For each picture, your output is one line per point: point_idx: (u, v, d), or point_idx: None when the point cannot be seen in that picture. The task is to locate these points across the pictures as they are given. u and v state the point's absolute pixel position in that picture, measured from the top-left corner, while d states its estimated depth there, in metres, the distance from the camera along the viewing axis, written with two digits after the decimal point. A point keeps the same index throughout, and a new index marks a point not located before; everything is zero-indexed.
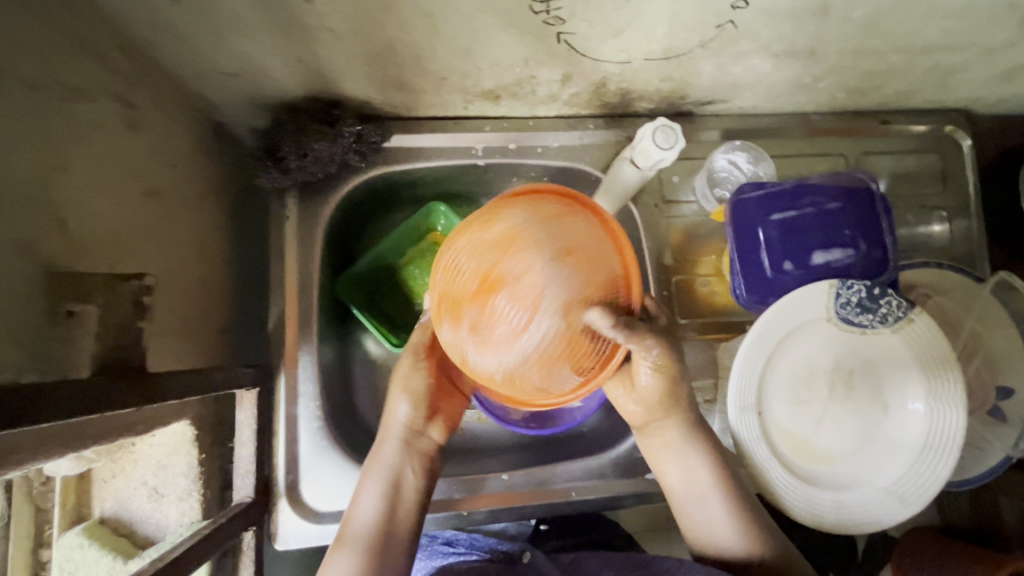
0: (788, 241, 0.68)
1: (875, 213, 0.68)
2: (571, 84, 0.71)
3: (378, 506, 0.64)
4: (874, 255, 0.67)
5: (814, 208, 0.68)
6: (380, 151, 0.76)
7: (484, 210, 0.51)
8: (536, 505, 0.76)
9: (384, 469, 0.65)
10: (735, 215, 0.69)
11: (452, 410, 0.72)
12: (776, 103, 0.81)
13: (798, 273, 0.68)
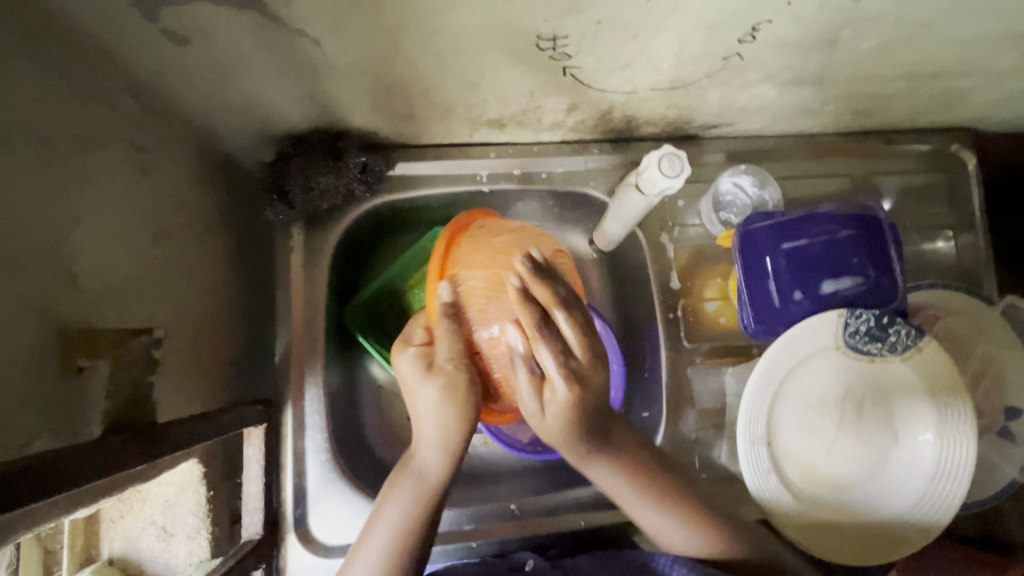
0: (796, 270, 0.68)
1: (883, 240, 0.68)
2: (577, 112, 0.71)
3: (400, 527, 0.57)
4: (883, 282, 0.67)
5: (824, 235, 0.68)
6: (385, 179, 0.77)
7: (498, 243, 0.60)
8: (545, 535, 0.76)
9: (405, 488, 0.58)
10: (743, 243, 0.69)
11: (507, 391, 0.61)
12: (782, 126, 0.81)
13: (807, 302, 0.68)
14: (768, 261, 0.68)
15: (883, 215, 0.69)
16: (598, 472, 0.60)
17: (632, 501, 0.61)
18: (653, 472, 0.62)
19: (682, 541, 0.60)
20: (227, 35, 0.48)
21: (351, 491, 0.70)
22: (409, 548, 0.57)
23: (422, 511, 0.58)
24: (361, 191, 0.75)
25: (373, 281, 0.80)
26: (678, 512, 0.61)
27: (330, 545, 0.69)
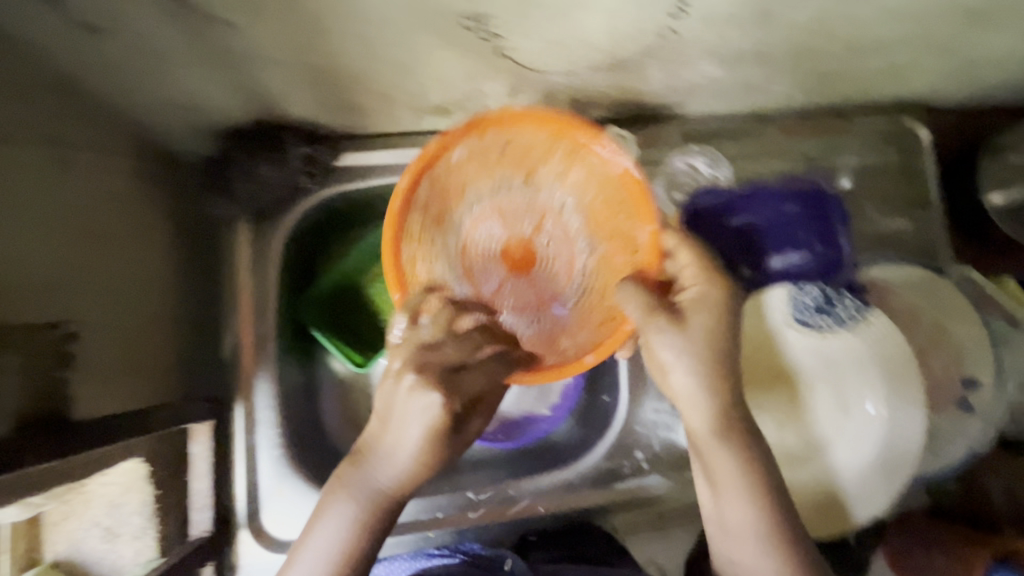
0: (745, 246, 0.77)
1: (828, 217, 0.78)
2: (521, 95, 0.70)
3: (340, 547, 0.56)
4: (829, 255, 0.76)
5: (770, 214, 0.78)
6: (333, 170, 0.75)
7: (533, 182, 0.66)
8: (501, 523, 0.75)
9: (362, 492, 0.56)
10: None
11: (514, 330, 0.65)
12: (734, 104, 0.80)
13: (754, 274, 0.77)
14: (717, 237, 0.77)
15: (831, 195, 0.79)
16: (721, 457, 0.57)
17: (711, 452, 0.58)
18: (775, 476, 0.57)
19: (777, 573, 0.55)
20: (137, 19, 0.48)
21: (305, 484, 0.69)
22: (354, 557, 0.56)
23: (366, 529, 0.56)
24: (306, 182, 0.75)
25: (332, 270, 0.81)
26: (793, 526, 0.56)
27: (282, 540, 0.67)
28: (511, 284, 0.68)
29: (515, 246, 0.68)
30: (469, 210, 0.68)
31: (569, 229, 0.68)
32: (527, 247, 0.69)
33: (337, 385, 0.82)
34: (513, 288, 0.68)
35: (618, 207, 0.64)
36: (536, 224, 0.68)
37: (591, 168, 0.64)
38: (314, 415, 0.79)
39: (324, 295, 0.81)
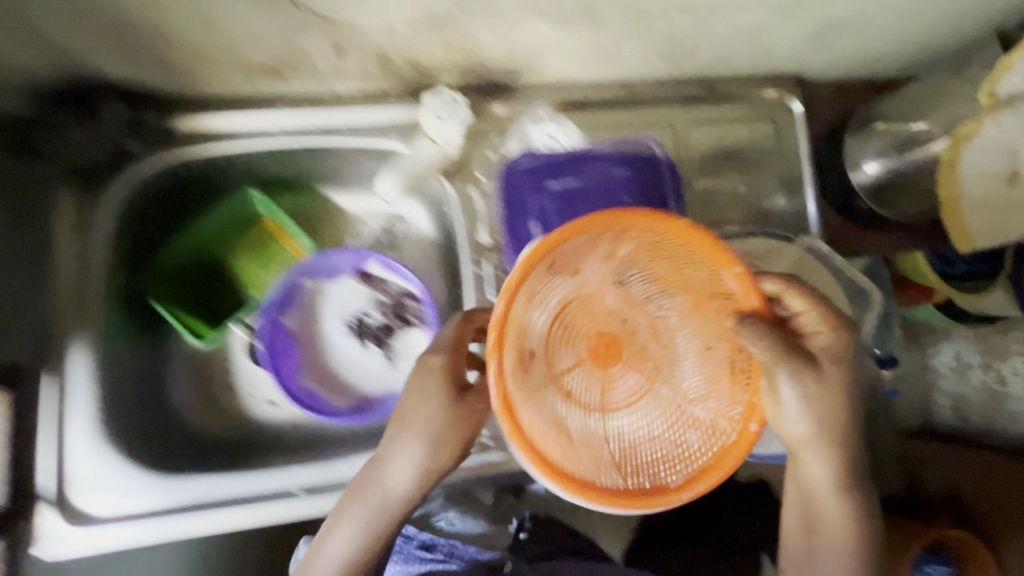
0: (565, 210, 0.77)
1: (657, 180, 0.77)
2: (350, 56, 0.68)
3: (354, 551, 0.65)
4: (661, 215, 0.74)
5: (596, 178, 0.78)
6: (165, 137, 0.74)
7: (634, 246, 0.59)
8: (324, 506, 0.69)
9: (375, 501, 0.65)
10: (505, 179, 0.77)
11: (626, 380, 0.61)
12: (591, 73, 0.78)
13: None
14: (537, 201, 0.77)
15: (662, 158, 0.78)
16: (830, 500, 0.66)
17: (825, 489, 0.65)
18: (852, 478, 0.65)
19: (831, 513, 0.67)
20: None
21: (117, 459, 0.68)
22: (354, 562, 0.65)
23: (370, 538, 0.65)
24: (134, 147, 0.73)
25: (179, 239, 0.80)
26: (840, 501, 0.66)
27: (91, 518, 0.66)
28: (605, 375, 0.61)
29: (602, 335, 0.61)
30: (560, 283, 0.60)
31: (633, 315, 0.62)
32: (627, 323, 0.62)
33: (182, 360, 0.82)
34: (614, 373, 0.61)
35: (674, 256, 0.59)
36: (604, 315, 0.62)
37: (639, 279, 0.61)
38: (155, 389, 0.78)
39: (174, 268, 0.80)
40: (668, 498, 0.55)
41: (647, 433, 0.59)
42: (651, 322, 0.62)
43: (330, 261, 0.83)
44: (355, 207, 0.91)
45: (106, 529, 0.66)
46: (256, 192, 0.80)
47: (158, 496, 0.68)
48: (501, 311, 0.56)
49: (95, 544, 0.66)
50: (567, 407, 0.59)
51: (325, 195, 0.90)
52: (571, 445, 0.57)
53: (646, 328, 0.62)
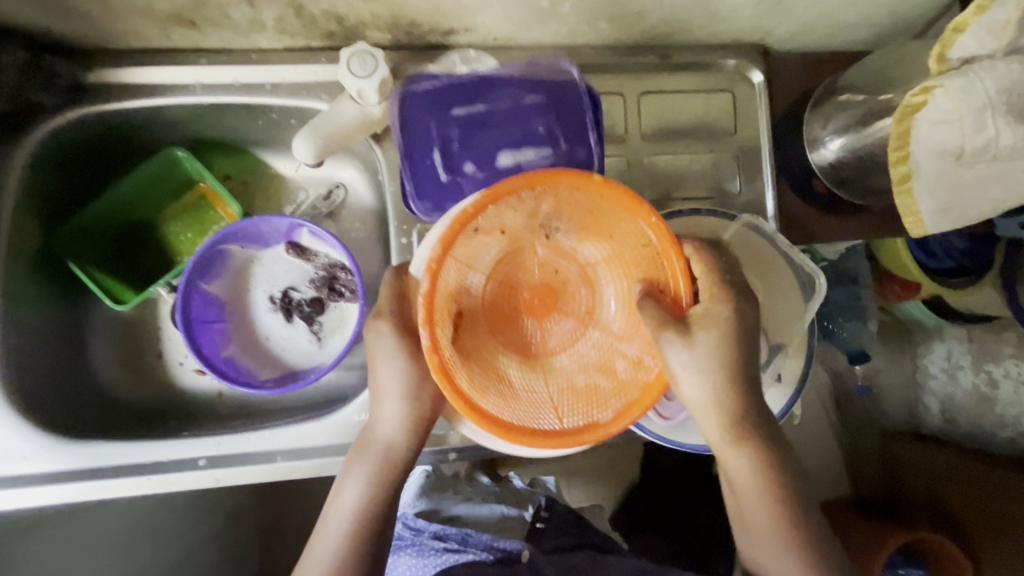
0: (470, 140, 0.65)
1: (575, 105, 0.64)
2: (264, 6, 0.64)
3: (362, 504, 0.62)
4: (571, 152, 0.64)
5: (508, 103, 0.65)
6: (79, 89, 0.70)
7: (551, 203, 0.58)
8: (235, 475, 0.67)
9: (372, 454, 0.63)
10: (407, 108, 0.66)
11: (558, 338, 0.62)
12: (533, 34, 0.73)
13: (480, 175, 0.65)
14: (436, 128, 0.65)
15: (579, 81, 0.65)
16: (735, 461, 0.60)
17: (724, 453, 0.61)
18: (759, 442, 0.60)
19: (746, 478, 0.60)
20: None
21: (21, 421, 0.65)
22: (371, 517, 0.62)
23: (381, 490, 0.62)
24: (43, 98, 0.67)
25: (104, 197, 0.77)
26: (754, 463, 0.60)
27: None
28: (540, 322, 0.63)
29: (534, 287, 0.63)
30: (480, 236, 0.58)
31: (563, 265, 0.63)
32: (560, 273, 0.63)
33: (108, 322, 0.81)
34: (550, 323, 0.63)
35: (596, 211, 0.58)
36: (536, 266, 0.63)
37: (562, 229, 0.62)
38: (75, 349, 0.77)
39: (94, 228, 0.78)
40: (589, 435, 0.54)
41: (581, 374, 0.59)
42: (583, 270, 0.63)
43: (264, 224, 0.78)
44: (297, 174, 0.89)
45: (10, 490, 0.64)
46: (179, 150, 0.78)
47: (59, 461, 0.66)
48: (424, 291, 0.54)
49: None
50: (500, 358, 0.60)
51: (263, 159, 0.87)
52: (507, 389, 0.58)
53: (578, 277, 0.63)
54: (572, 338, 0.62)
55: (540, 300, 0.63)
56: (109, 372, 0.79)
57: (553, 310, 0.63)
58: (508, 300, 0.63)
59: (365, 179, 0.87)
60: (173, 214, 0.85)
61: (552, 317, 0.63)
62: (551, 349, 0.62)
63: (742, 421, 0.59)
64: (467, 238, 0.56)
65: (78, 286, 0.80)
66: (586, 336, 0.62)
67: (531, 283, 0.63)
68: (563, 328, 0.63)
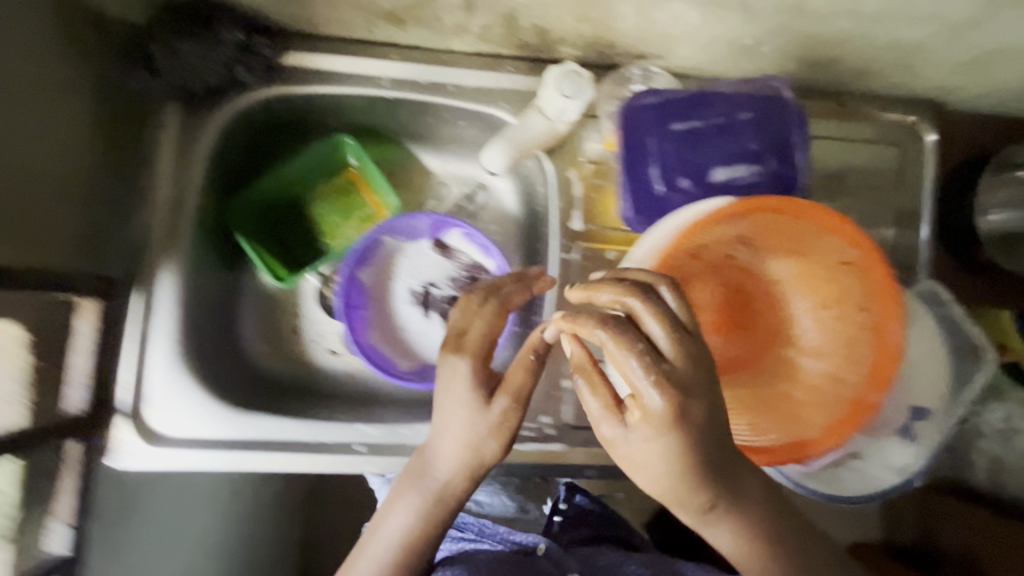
0: (687, 154, 0.59)
1: (784, 122, 0.60)
2: (479, 13, 0.65)
3: (412, 533, 0.56)
4: (781, 172, 0.60)
5: (721, 116, 0.60)
6: (274, 68, 0.71)
7: (752, 221, 0.57)
8: (392, 463, 0.70)
9: (424, 486, 0.57)
10: (627, 120, 0.58)
11: (741, 355, 0.61)
12: (721, 69, 0.73)
13: (696, 191, 0.60)
14: (655, 144, 0.59)
15: (788, 96, 0.60)
16: (714, 533, 0.47)
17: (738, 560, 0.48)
18: (772, 543, 0.47)
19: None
20: None
21: (196, 385, 0.68)
22: (419, 548, 0.57)
23: (433, 522, 0.56)
24: (244, 75, 0.69)
25: (272, 174, 0.79)
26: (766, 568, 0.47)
27: (165, 436, 0.66)
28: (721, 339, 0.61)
29: (717, 306, 0.62)
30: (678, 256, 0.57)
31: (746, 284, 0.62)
32: (745, 292, 0.62)
33: (261, 296, 0.82)
34: (732, 340, 0.61)
35: (796, 230, 0.58)
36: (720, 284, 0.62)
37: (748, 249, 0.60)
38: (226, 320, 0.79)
39: (257, 202, 0.80)
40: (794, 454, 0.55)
41: (766, 386, 0.59)
42: (769, 289, 0.62)
43: (411, 222, 0.82)
44: (439, 169, 0.88)
45: (179, 450, 0.66)
46: (349, 138, 0.78)
47: (222, 427, 0.68)
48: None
49: (163, 463, 0.66)
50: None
51: (413, 152, 0.87)
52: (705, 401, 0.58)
53: (762, 295, 0.62)
54: (758, 359, 0.61)
55: (721, 318, 0.61)
56: (255, 346, 0.80)
57: (734, 328, 0.62)
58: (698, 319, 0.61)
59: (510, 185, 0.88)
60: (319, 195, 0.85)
61: (737, 340, 0.61)
62: (738, 367, 0.60)
63: (741, 517, 0.46)
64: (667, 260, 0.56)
65: (232, 260, 0.80)
66: (776, 356, 0.60)
67: (714, 300, 0.62)
68: (747, 345, 0.61)
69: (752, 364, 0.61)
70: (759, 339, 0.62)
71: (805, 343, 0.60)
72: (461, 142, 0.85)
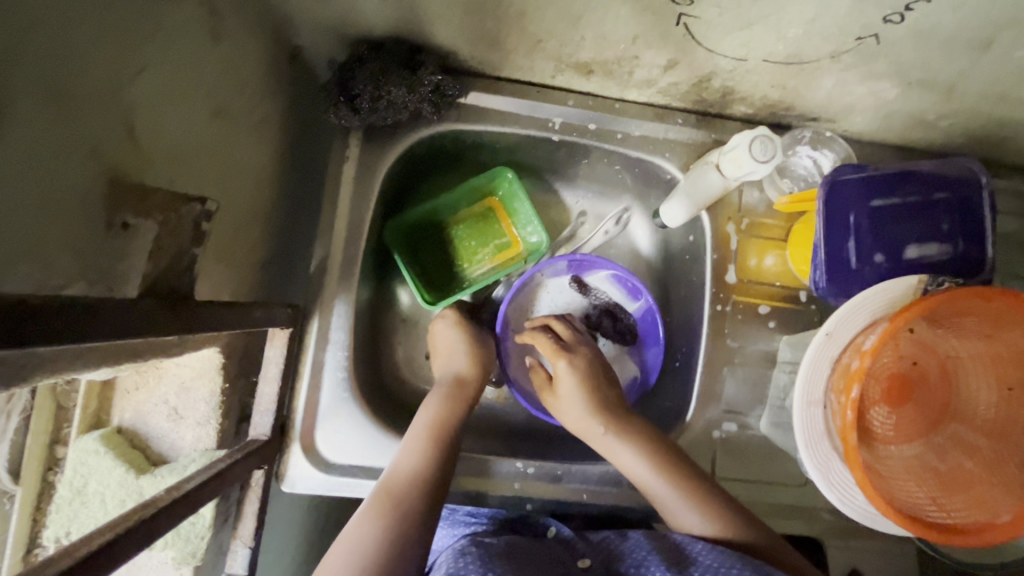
0: (881, 231, 0.62)
1: (976, 206, 0.62)
2: (675, 73, 0.66)
3: (417, 468, 0.61)
4: (970, 255, 0.62)
5: (918, 196, 0.63)
6: (454, 105, 0.72)
7: (955, 305, 0.56)
8: (546, 500, 0.72)
9: (416, 432, 0.65)
10: (831, 193, 0.62)
11: (910, 424, 0.61)
12: (889, 136, 0.74)
13: (887, 267, 0.62)
14: (855, 218, 0.62)
15: (984, 180, 0.62)
16: (621, 452, 0.67)
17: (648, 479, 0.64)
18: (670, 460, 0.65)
19: (665, 488, 0.63)
20: None
21: (362, 415, 0.69)
22: (423, 482, 0.60)
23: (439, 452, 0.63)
24: (428, 112, 0.70)
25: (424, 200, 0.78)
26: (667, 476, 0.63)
27: (333, 462, 0.67)
28: (892, 411, 0.60)
29: (892, 376, 0.60)
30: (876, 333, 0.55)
31: (923, 358, 0.61)
32: (918, 364, 0.61)
33: (405, 320, 0.82)
34: (903, 413, 0.60)
35: (991, 313, 0.57)
36: (896, 356, 0.60)
37: (928, 322, 0.59)
38: (374, 345, 0.78)
39: (411, 225, 0.80)
40: (987, 533, 0.56)
41: (941, 460, 0.61)
42: (943, 363, 0.61)
43: (551, 265, 0.80)
44: (574, 208, 0.86)
45: (347, 477, 0.67)
46: (511, 172, 0.77)
47: (386, 457, 0.68)
48: (854, 396, 0.53)
49: (332, 488, 0.67)
50: (868, 451, 0.59)
51: (553, 186, 0.85)
52: (883, 478, 0.58)
53: (936, 369, 0.61)
54: (925, 430, 0.61)
55: (896, 392, 0.60)
56: (395, 375, 0.79)
57: (910, 402, 0.60)
58: (876, 392, 0.60)
59: (647, 226, 0.85)
60: (462, 221, 0.82)
61: (909, 413, 0.61)
62: (905, 437, 0.61)
63: (641, 443, 0.66)
64: (873, 340, 0.54)
65: (381, 281, 0.80)
66: (942, 430, 0.61)
67: (893, 372, 0.60)
68: (919, 418, 0.61)
69: (920, 434, 0.61)
70: (931, 414, 0.61)
71: (978, 422, 0.60)
72: (605, 181, 0.83)
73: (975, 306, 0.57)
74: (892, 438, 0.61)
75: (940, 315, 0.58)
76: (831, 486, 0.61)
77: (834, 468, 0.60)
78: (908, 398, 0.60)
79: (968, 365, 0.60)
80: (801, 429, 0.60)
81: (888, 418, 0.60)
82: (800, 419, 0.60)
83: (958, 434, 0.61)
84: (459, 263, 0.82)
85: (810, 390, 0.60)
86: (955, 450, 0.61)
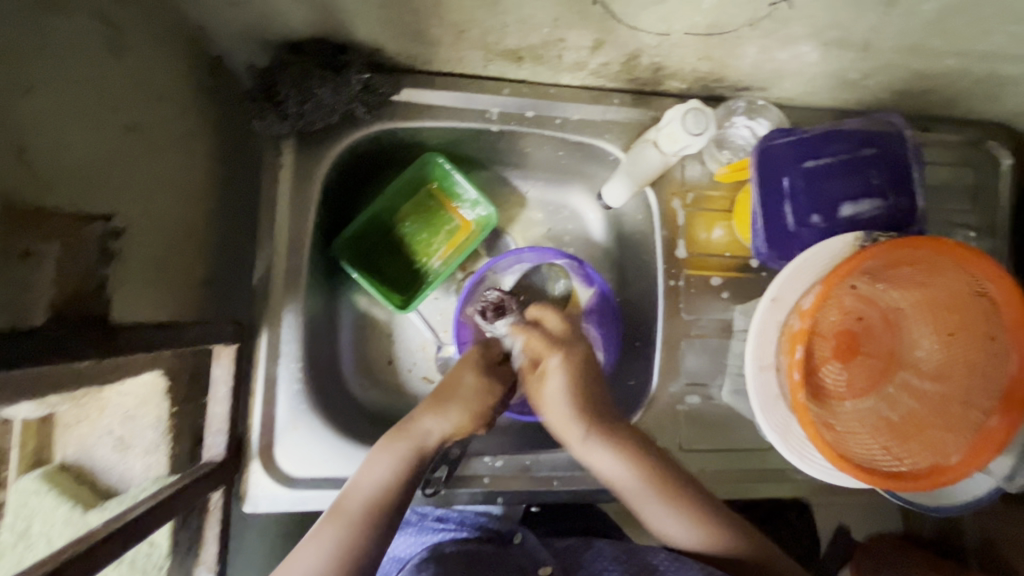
0: (814, 192, 0.64)
1: (903, 159, 0.64)
2: (602, 53, 0.66)
3: (384, 487, 0.59)
4: (902, 207, 0.63)
5: (846, 154, 0.65)
6: (387, 104, 0.70)
7: (888, 257, 0.57)
8: (518, 492, 0.71)
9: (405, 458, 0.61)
10: (763, 159, 0.64)
11: (862, 378, 0.62)
12: (819, 98, 0.75)
13: (824, 227, 0.64)
14: (788, 182, 0.64)
15: (908, 132, 0.64)
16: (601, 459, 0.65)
17: (636, 494, 0.64)
18: (674, 485, 0.63)
19: (661, 510, 0.63)
20: None
21: (321, 426, 0.67)
22: (387, 505, 0.59)
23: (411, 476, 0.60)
24: (360, 112, 0.68)
25: (362, 213, 0.77)
26: (656, 496, 0.63)
27: (295, 476, 0.66)
28: (845, 366, 0.62)
29: (839, 333, 0.61)
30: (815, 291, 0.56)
31: (867, 312, 0.62)
32: (863, 319, 0.62)
33: (361, 325, 0.81)
34: (855, 368, 0.62)
35: (924, 260, 0.58)
36: (840, 313, 0.61)
37: (867, 277, 0.60)
38: (331, 354, 0.77)
39: (360, 235, 0.78)
40: (942, 476, 0.57)
41: (894, 410, 0.62)
42: (886, 315, 0.62)
43: (514, 257, 0.79)
44: (527, 196, 0.86)
45: (311, 490, 0.66)
46: (443, 157, 0.75)
47: (349, 466, 0.67)
48: (799, 356, 0.54)
49: (297, 503, 0.65)
50: (822, 409, 0.60)
51: (500, 177, 0.85)
52: (839, 434, 0.59)
53: (880, 321, 0.62)
54: (878, 382, 0.62)
55: (846, 347, 0.61)
56: (356, 382, 0.78)
57: (858, 355, 0.62)
58: (824, 350, 0.61)
59: (596, 209, 0.85)
60: (408, 216, 0.81)
61: (860, 365, 0.62)
62: (859, 391, 0.62)
63: (620, 449, 0.64)
64: (814, 299, 0.55)
65: (336, 290, 0.79)
66: (893, 380, 0.62)
67: (839, 328, 0.61)
68: (870, 370, 0.62)
69: (874, 387, 0.62)
70: (880, 365, 0.62)
71: (925, 368, 0.61)
72: (550, 167, 0.83)
73: (909, 256, 0.57)
74: (846, 393, 0.62)
75: (880, 267, 0.59)
76: (790, 447, 0.62)
77: (792, 428, 0.61)
78: (858, 351, 0.62)
79: (910, 314, 0.62)
80: (756, 396, 0.61)
81: (841, 374, 0.62)
82: (754, 383, 0.61)
83: (909, 383, 0.62)
84: (418, 260, 0.80)
85: (761, 354, 0.60)
86: (908, 398, 0.62)
